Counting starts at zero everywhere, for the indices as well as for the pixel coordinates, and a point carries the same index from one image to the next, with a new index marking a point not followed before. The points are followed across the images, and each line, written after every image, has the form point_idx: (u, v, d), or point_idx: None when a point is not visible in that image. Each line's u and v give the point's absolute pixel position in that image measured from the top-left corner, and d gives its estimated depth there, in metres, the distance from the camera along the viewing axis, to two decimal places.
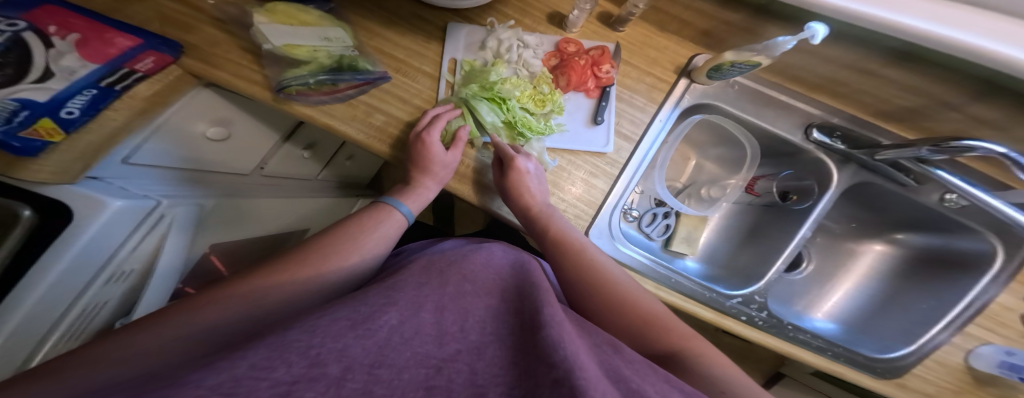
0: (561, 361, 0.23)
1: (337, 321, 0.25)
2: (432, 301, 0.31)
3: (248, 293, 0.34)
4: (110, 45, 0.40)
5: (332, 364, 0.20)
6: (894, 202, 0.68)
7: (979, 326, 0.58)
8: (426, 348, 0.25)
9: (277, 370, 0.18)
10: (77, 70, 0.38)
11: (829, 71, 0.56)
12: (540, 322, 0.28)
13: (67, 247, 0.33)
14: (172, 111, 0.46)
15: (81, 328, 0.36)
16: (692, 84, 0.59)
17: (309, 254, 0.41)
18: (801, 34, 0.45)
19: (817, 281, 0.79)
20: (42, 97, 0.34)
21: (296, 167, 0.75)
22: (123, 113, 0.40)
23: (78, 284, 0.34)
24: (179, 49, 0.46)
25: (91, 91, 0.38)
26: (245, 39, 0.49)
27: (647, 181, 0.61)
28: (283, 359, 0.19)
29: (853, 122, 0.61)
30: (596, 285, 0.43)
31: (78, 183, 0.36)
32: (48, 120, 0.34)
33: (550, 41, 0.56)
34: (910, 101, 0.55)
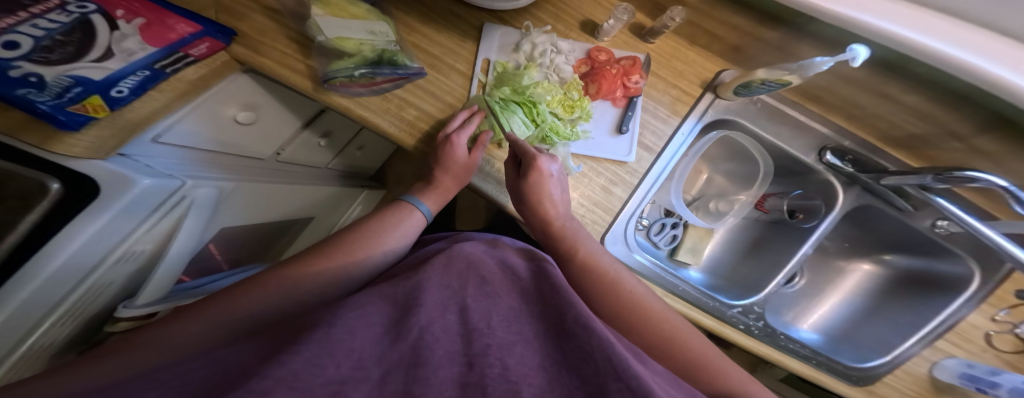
0: (594, 374, 0.24)
1: (373, 326, 0.27)
2: (456, 302, 0.33)
3: (277, 286, 0.38)
4: (170, 30, 0.41)
5: (373, 367, 0.23)
6: (889, 225, 0.72)
7: (947, 342, 0.64)
8: (456, 348, 0.26)
9: (328, 368, 0.20)
10: (136, 52, 0.38)
11: (849, 94, 0.58)
12: (567, 327, 0.29)
13: (87, 226, 0.32)
14: (212, 93, 0.46)
15: (77, 312, 0.36)
16: (716, 99, 0.60)
17: (330, 254, 0.42)
18: (840, 55, 0.46)
19: (807, 294, 0.83)
20: (99, 76, 0.35)
21: (310, 154, 0.75)
22: (166, 95, 0.40)
23: (91, 263, 0.34)
24: (232, 37, 0.46)
25: (144, 72, 0.38)
26: (295, 31, 0.48)
27: (663, 192, 0.63)
28: (331, 358, 0.21)
29: (863, 146, 0.64)
30: (606, 294, 0.45)
31: (108, 160, 0.36)
32: (98, 97, 0.35)
33: (582, 48, 0.57)
34: (921, 129, 0.57)
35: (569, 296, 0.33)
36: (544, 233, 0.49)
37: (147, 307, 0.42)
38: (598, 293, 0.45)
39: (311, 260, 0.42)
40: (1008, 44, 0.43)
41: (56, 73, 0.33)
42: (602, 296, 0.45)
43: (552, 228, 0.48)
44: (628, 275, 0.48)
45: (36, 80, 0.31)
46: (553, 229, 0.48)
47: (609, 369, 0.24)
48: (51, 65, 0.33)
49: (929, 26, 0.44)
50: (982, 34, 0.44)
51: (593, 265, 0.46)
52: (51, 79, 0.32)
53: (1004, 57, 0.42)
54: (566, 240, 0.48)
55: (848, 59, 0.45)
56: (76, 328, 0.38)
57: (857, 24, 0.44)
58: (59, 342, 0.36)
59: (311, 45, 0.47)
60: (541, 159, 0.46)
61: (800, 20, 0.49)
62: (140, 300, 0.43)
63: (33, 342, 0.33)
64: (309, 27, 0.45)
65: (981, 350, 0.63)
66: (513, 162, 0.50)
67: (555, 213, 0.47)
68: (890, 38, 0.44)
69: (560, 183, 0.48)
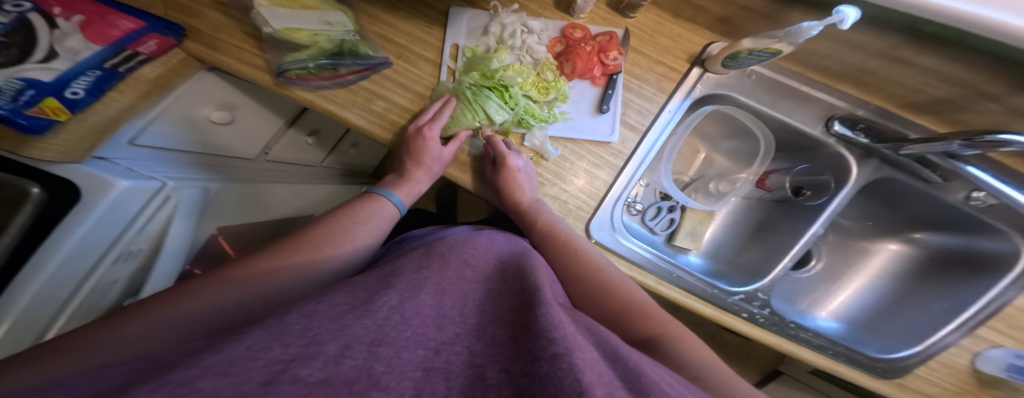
0: (561, 338, 0.21)
1: (337, 306, 0.24)
2: (433, 284, 0.31)
3: (249, 278, 0.35)
4: (112, 26, 0.40)
5: (330, 343, 0.19)
6: (916, 200, 0.65)
7: (992, 329, 0.56)
8: (425, 330, 0.24)
9: (271, 350, 0.18)
10: (81, 51, 0.37)
11: (856, 60, 0.53)
12: (538, 302, 0.27)
13: (75, 228, 0.33)
14: (177, 93, 0.47)
15: (89, 308, 0.38)
16: (705, 74, 0.57)
17: (303, 244, 0.41)
18: (828, 19, 0.41)
19: (826, 279, 0.77)
20: (48, 77, 0.34)
21: (300, 153, 0.76)
22: (128, 95, 0.41)
23: (89, 263, 0.36)
24: (181, 33, 0.46)
25: (95, 72, 0.37)
26: (247, 23, 0.48)
27: (652, 174, 0.60)
28: (281, 340, 0.19)
29: (880, 114, 0.58)
30: (583, 279, 0.43)
31: (85, 163, 0.37)
32: (53, 99, 0.34)
33: (556, 26, 0.55)
34: (946, 92, 0.51)
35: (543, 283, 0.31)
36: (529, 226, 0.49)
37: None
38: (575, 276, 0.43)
39: (285, 253, 0.39)
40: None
41: (7, 76, 0.32)
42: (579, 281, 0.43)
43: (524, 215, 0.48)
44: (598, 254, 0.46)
45: None
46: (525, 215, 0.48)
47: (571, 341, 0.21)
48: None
49: None
50: None
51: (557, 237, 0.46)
52: (1, 82, 0.31)
53: None
54: (534, 218, 0.47)
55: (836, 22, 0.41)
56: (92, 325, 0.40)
57: None
58: None
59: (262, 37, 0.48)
60: (510, 160, 0.46)
61: None
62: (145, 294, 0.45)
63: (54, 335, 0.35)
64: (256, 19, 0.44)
65: None
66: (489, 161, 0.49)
67: (524, 200, 0.48)
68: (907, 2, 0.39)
69: (531, 179, 0.49)
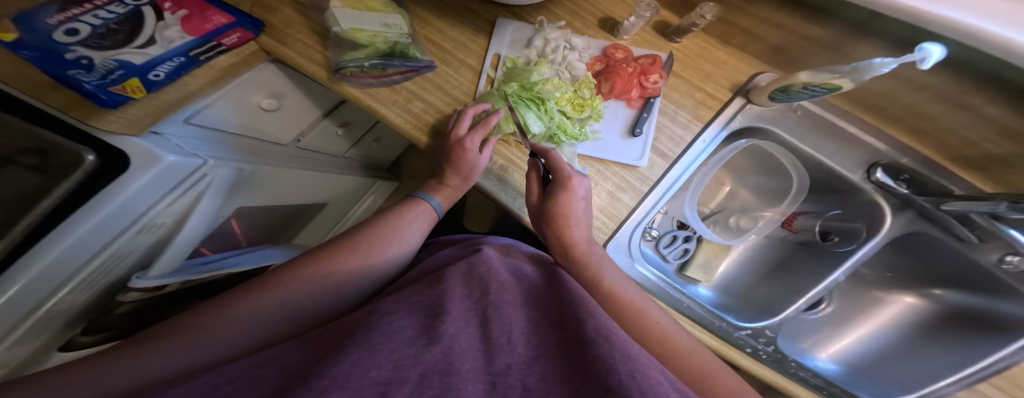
0: (618, 386, 0.22)
1: (407, 330, 0.27)
2: (478, 313, 0.32)
3: (316, 279, 0.41)
4: (207, 20, 0.43)
5: (410, 369, 0.23)
6: (943, 256, 0.63)
7: (990, 384, 0.56)
8: (480, 363, 0.25)
9: (372, 371, 0.22)
10: (174, 40, 0.41)
11: (915, 102, 0.51)
12: (587, 339, 0.28)
13: (114, 197, 0.35)
14: (241, 80, 0.50)
15: (95, 279, 0.39)
16: (747, 105, 0.55)
17: (353, 246, 0.45)
18: (905, 57, 0.40)
19: (832, 323, 0.76)
20: (137, 60, 0.38)
21: (328, 143, 0.79)
22: (198, 81, 0.44)
23: (115, 230, 0.37)
24: (260, 28, 0.48)
25: (179, 59, 0.41)
26: (318, 23, 0.51)
27: (676, 202, 0.59)
28: (374, 361, 0.23)
29: (924, 164, 0.56)
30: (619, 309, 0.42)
31: (142, 136, 0.39)
32: (137, 79, 0.38)
33: (597, 46, 0.54)
34: (1004, 150, 0.48)
35: (590, 315, 0.32)
36: (563, 254, 0.47)
37: (159, 279, 0.45)
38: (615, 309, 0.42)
39: (337, 256, 0.44)
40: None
41: (105, 57, 0.37)
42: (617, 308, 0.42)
43: (573, 249, 0.46)
44: (627, 282, 0.46)
45: (87, 63, 0.35)
46: (576, 252, 0.46)
47: (635, 386, 0.22)
48: (102, 50, 0.37)
49: None
50: None
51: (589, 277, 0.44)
52: (99, 62, 0.36)
53: None
54: (585, 263, 0.45)
55: (916, 60, 0.40)
56: (96, 294, 0.41)
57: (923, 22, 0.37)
58: (76, 306, 0.39)
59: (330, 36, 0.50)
60: (573, 179, 0.44)
61: (863, 15, 0.42)
62: (153, 272, 0.45)
63: (51, 305, 0.36)
64: (329, 19, 0.47)
65: None
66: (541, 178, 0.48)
67: (579, 236, 0.46)
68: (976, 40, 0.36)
69: (587, 207, 0.46)
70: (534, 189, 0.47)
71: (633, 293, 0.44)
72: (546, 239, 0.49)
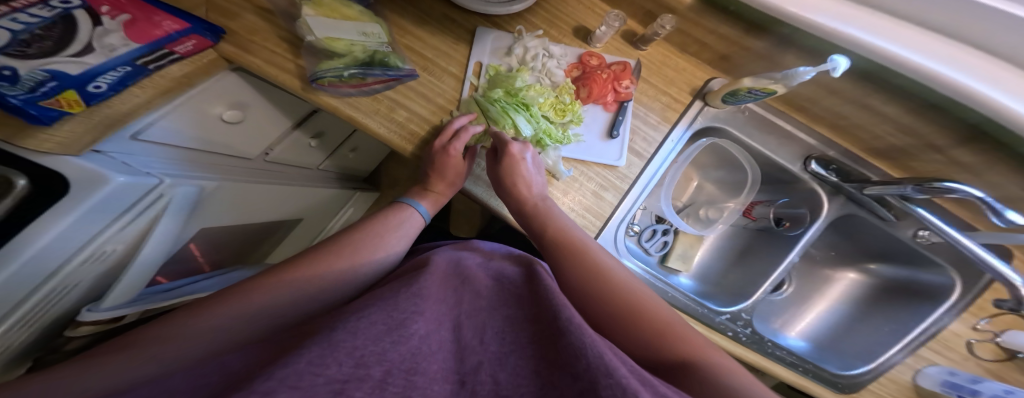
0: (587, 371, 0.23)
1: (376, 324, 0.26)
2: (453, 317, 0.33)
3: (296, 284, 0.38)
4: (156, 26, 0.39)
5: (375, 366, 0.23)
6: (875, 236, 0.73)
7: (930, 349, 0.65)
8: (449, 365, 0.27)
9: (330, 367, 0.21)
10: (118, 48, 0.37)
11: (835, 105, 0.59)
12: (559, 326, 0.28)
13: (55, 223, 0.30)
14: (196, 92, 0.46)
15: (38, 316, 0.34)
16: (705, 107, 0.62)
17: (335, 252, 0.42)
18: (822, 65, 0.46)
19: (795, 302, 0.83)
20: (75, 70, 0.33)
21: (300, 155, 0.74)
22: (147, 91, 0.39)
23: (60, 259, 0.32)
24: (219, 35, 0.46)
25: (126, 68, 0.37)
26: (286, 30, 0.49)
27: (653, 198, 0.63)
28: (334, 357, 0.21)
29: (848, 157, 0.65)
30: (592, 284, 0.42)
31: (82, 156, 0.34)
32: (73, 92, 0.33)
33: (573, 53, 0.58)
34: (901, 142, 0.58)
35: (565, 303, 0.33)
36: (520, 214, 0.48)
37: (112, 311, 0.40)
38: (584, 283, 0.42)
39: (317, 260, 0.41)
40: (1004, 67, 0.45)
41: (31, 66, 0.31)
42: (588, 284, 0.42)
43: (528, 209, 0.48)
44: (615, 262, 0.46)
45: (10, 73, 0.29)
46: (530, 209, 0.47)
47: (600, 367, 0.23)
48: (27, 59, 0.31)
49: (908, 37, 0.45)
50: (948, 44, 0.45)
51: (567, 245, 0.45)
52: (25, 73, 0.30)
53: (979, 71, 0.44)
54: (539, 219, 0.47)
55: (829, 69, 0.46)
56: (39, 332, 0.36)
57: (853, 41, 0.45)
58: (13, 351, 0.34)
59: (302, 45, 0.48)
60: (511, 144, 0.48)
61: (786, 30, 0.51)
62: (105, 303, 0.40)
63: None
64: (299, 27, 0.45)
65: (963, 358, 0.64)
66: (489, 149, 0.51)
67: (530, 193, 0.48)
68: (865, 46, 0.45)
69: (534, 164, 0.49)
70: (488, 162, 0.51)
71: (616, 265, 0.45)
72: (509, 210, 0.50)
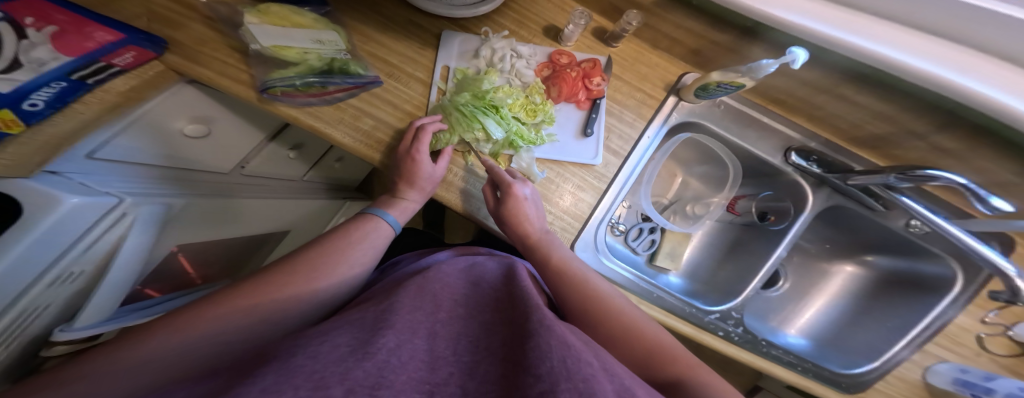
0: (547, 374, 0.22)
1: (338, 347, 0.24)
2: (426, 326, 0.30)
3: (251, 306, 0.36)
4: (88, 38, 0.37)
5: (335, 385, 0.20)
6: (866, 227, 0.70)
7: (937, 344, 0.62)
8: (420, 375, 0.24)
9: (285, 393, 0.18)
10: (47, 62, 0.34)
11: (805, 95, 0.58)
12: (528, 331, 0.27)
13: (14, 245, 0.30)
14: (152, 105, 0.46)
15: (12, 338, 0.33)
16: (680, 102, 0.61)
17: (298, 268, 0.41)
18: (782, 58, 0.46)
19: (792, 298, 0.81)
20: (6, 89, 0.30)
21: (278, 167, 0.73)
22: (93, 108, 0.39)
23: (23, 282, 0.32)
24: (161, 46, 0.45)
25: (60, 83, 0.35)
26: (235, 39, 0.49)
27: (633, 196, 0.63)
28: (290, 382, 0.19)
29: (829, 147, 0.63)
30: (577, 295, 0.44)
31: (33, 178, 0.34)
32: (8, 111, 0.31)
33: (543, 52, 0.57)
34: (881, 130, 0.57)
35: (537, 310, 0.31)
36: (524, 247, 0.48)
37: (86, 330, 0.40)
38: (570, 293, 0.44)
39: (281, 278, 0.39)
40: (962, 50, 0.43)
41: None
42: (573, 295, 0.44)
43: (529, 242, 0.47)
44: (606, 284, 0.47)
45: None
46: (529, 243, 0.47)
47: (562, 372, 0.22)
48: None
49: (874, 31, 0.44)
50: (914, 35, 0.44)
51: (557, 262, 0.46)
52: None
53: (952, 60, 0.42)
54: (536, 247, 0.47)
55: (790, 61, 0.45)
56: (15, 355, 0.35)
57: (800, 28, 0.44)
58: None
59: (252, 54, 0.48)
60: (515, 186, 0.46)
61: (750, 23, 0.50)
62: (80, 322, 0.40)
63: None
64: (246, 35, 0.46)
65: (975, 353, 0.61)
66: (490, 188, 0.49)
67: (531, 229, 0.47)
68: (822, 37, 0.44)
69: (535, 202, 0.48)
70: (489, 199, 0.49)
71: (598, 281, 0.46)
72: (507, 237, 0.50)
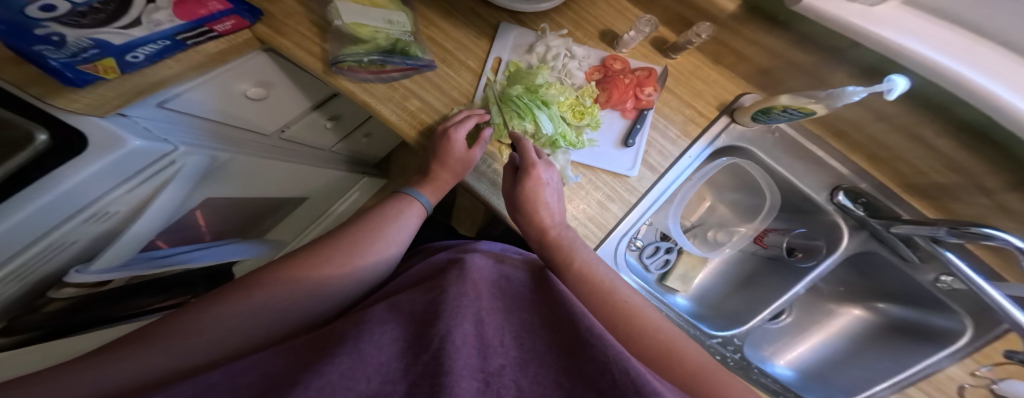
0: (615, 387, 0.25)
1: (396, 342, 0.29)
2: (472, 312, 0.32)
3: (297, 279, 0.40)
4: (202, 5, 0.40)
5: (399, 382, 0.25)
6: (889, 274, 0.70)
7: (918, 389, 0.65)
8: (473, 361, 0.26)
9: (359, 383, 0.23)
10: (163, 24, 0.37)
11: (878, 132, 0.55)
12: (581, 341, 0.31)
13: (61, 181, 0.31)
14: (229, 68, 0.48)
15: (30, 269, 0.34)
16: (731, 124, 0.58)
17: (335, 246, 0.44)
18: (874, 86, 0.43)
19: (791, 331, 0.82)
20: (118, 41, 0.35)
21: (314, 136, 0.75)
22: (181, 64, 0.42)
23: (61, 216, 0.34)
24: (258, 17, 0.48)
25: (164, 42, 0.39)
26: (318, 15, 0.50)
27: (660, 214, 0.62)
28: (362, 372, 0.24)
29: (881, 191, 0.61)
30: (603, 308, 0.41)
31: (105, 118, 0.36)
32: (111, 60, 0.35)
33: (597, 55, 0.55)
34: (947, 180, 0.53)
35: (581, 317, 0.33)
36: (539, 241, 0.47)
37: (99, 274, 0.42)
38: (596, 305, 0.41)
39: (320, 255, 0.42)
40: None
41: (80, 35, 0.32)
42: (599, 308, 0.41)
43: (546, 237, 0.46)
44: (637, 296, 0.44)
45: (60, 40, 0.30)
46: (548, 237, 0.46)
47: (625, 386, 0.24)
48: (79, 28, 0.32)
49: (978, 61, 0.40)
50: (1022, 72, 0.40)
51: (588, 276, 0.43)
52: (73, 40, 0.31)
53: None
54: (560, 251, 0.45)
55: (883, 90, 0.42)
56: (24, 290, 0.36)
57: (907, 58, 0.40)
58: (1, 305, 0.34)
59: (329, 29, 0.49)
60: (537, 168, 0.45)
61: (843, 44, 0.45)
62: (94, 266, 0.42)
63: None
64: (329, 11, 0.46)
65: None
66: (512, 168, 0.48)
67: (551, 222, 0.46)
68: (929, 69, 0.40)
69: (556, 191, 0.47)
70: (508, 182, 0.48)
71: (625, 290, 0.44)
72: (523, 229, 0.49)
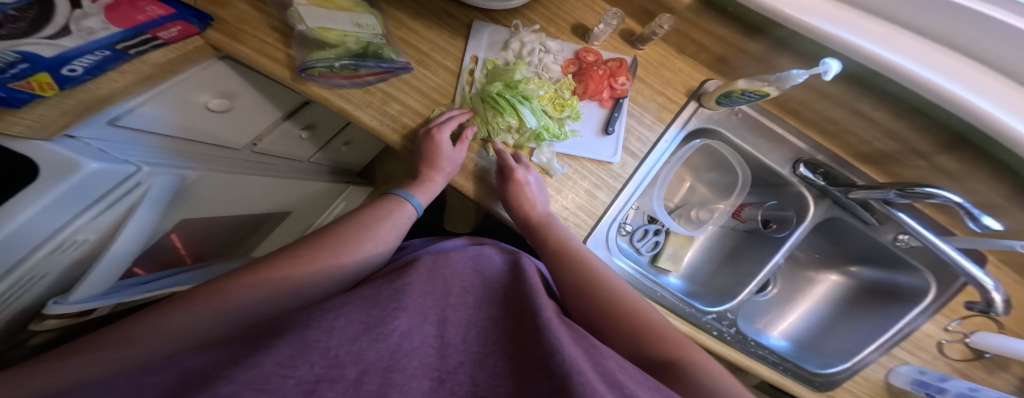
0: (560, 368, 0.22)
1: (352, 324, 0.24)
2: (435, 311, 0.31)
3: (278, 278, 0.37)
4: (139, 11, 0.37)
5: (350, 366, 0.21)
6: (857, 239, 0.75)
7: (904, 349, 0.66)
8: (430, 361, 0.25)
9: (299, 369, 0.19)
10: (97, 32, 0.34)
11: (824, 109, 0.60)
12: (541, 326, 0.28)
13: (22, 211, 0.29)
14: (182, 78, 0.45)
15: (2, 306, 0.33)
16: (699, 108, 0.62)
17: (323, 244, 0.42)
18: (813, 68, 0.47)
19: (779, 302, 0.85)
20: (49, 53, 0.31)
21: (289, 146, 0.73)
22: (127, 77, 0.39)
23: (26, 248, 0.31)
24: (207, 22, 0.45)
25: (104, 52, 0.35)
26: (276, 19, 0.49)
27: (645, 198, 0.64)
28: (305, 358, 0.19)
29: (836, 161, 0.66)
30: (582, 281, 0.44)
31: (54, 142, 0.33)
32: (47, 75, 0.32)
33: (570, 49, 0.58)
34: (888, 147, 0.60)
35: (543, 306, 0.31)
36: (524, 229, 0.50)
37: (83, 303, 0.39)
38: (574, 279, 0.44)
39: (309, 253, 0.40)
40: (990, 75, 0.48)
41: (2, 47, 0.28)
42: (579, 282, 0.44)
43: (529, 225, 0.49)
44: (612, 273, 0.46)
45: None
46: (530, 225, 0.48)
47: (573, 367, 0.21)
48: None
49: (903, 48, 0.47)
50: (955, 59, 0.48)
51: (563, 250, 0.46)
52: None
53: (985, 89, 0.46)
54: (538, 231, 0.48)
55: (820, 72, 0.46)
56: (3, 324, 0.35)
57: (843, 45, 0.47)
58: None
59: (292, 34, 0.48)
60: (517, 171, 0.48)
61: (782, 34, 0.51)
62: (75, 295, 0.39)
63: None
64: (291, 16, 0.45)
65: (933, 357, 0.66)
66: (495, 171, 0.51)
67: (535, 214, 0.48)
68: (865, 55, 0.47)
69: (539, 187, 0.50)
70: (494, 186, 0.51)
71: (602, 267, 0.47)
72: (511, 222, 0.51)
